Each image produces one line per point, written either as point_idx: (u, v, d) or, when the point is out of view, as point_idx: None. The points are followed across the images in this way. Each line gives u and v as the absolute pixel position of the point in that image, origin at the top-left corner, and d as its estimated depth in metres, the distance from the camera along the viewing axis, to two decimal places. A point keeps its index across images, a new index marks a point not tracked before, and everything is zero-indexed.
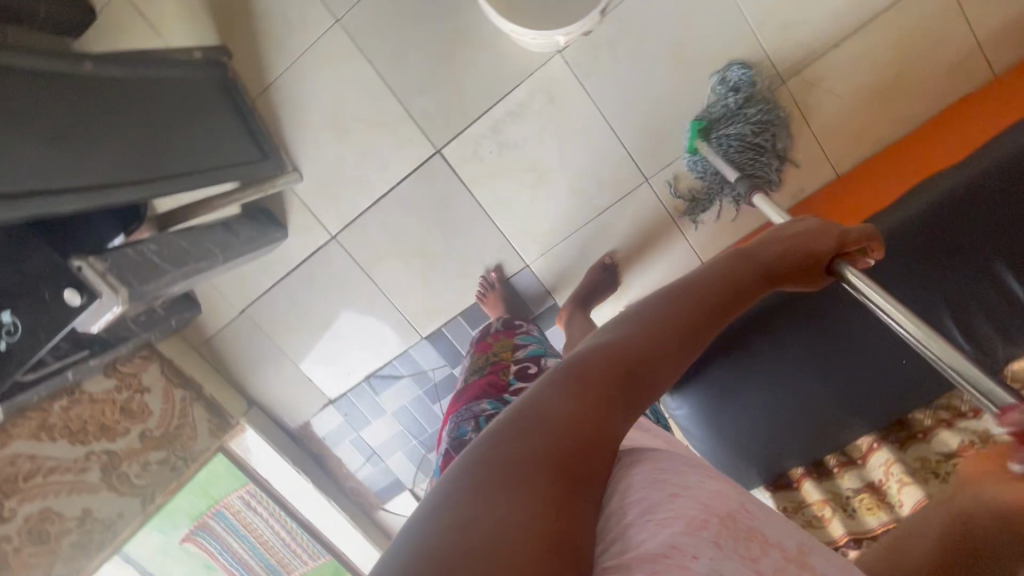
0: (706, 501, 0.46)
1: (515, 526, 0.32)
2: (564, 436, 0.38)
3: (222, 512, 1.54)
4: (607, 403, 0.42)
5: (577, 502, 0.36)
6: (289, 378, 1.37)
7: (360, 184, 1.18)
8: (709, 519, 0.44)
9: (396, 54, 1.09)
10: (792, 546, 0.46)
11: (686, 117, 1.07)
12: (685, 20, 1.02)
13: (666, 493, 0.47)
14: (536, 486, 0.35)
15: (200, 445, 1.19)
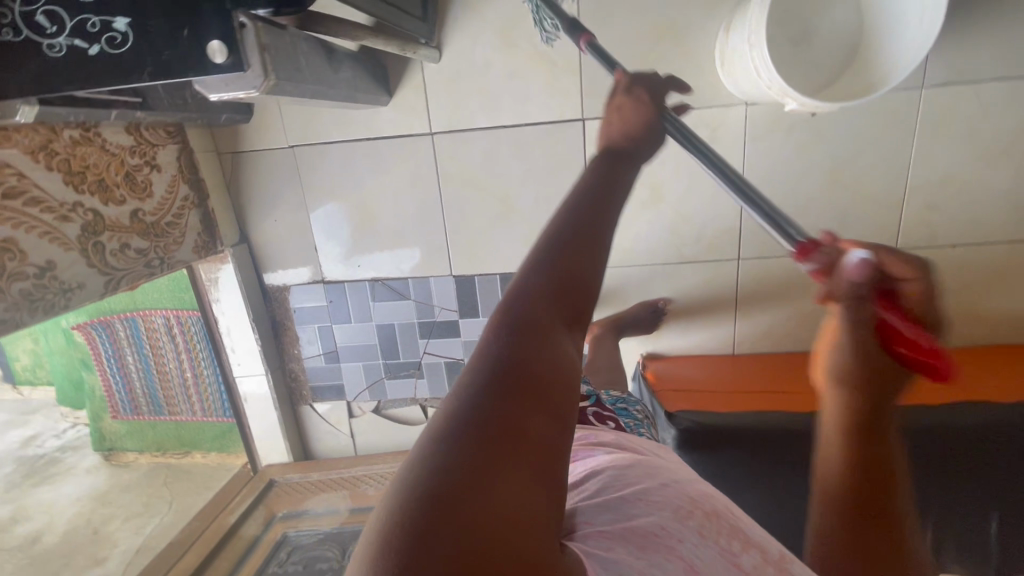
0: (692, 497, 0.55)
1: (460, 468, 0.35)
2: (494, 376, 0.41)
3: (136, 321, 1.40)
4: (536, 331, 0.45)
5: (527, 421, 0.40)
6: (294, 235, 1.24)
7: (489, 101, 1.09)
8: (694, 511, 0.52)
9: (605, 6, 1.01)
10: (775, 552, 0.54)
11: None
12: (860, 146, 1.05)
13: (661, 481, 0.57)
14: (482, 420, 0.38)
15: (181, 255, 1.05)
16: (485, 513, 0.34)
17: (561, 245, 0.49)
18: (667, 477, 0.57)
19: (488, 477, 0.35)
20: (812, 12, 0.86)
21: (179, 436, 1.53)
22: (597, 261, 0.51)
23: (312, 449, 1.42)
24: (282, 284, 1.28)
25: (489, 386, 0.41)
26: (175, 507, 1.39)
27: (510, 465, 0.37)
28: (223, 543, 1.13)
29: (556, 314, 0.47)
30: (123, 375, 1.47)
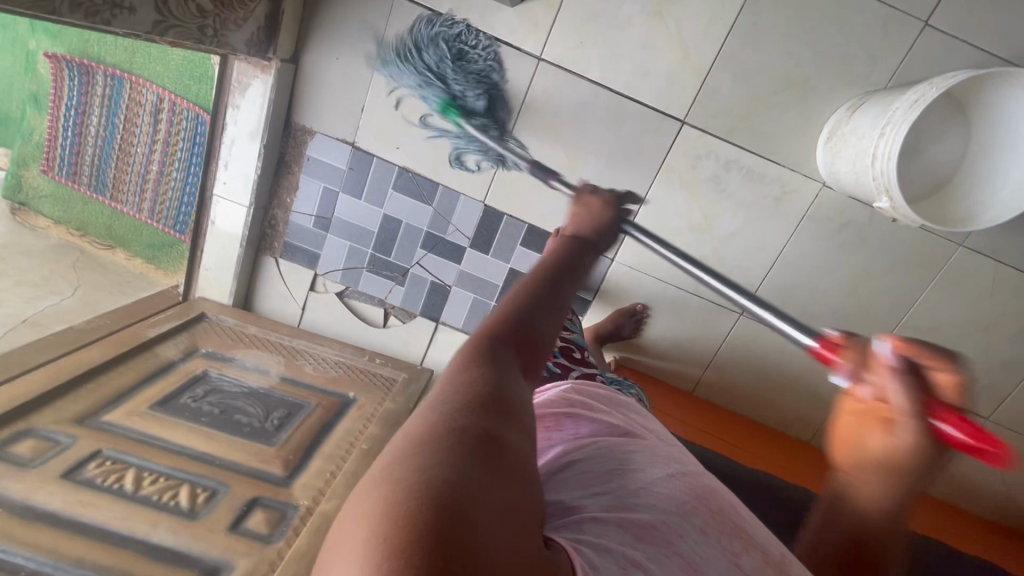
0: (696, 493, 0.53)
1: (435, 456, 0.36)
2: (463, 396, 0.43)
3: (122, 83, 1.22)
4: (508, 373, 0.49)
5: (508, 435, 0.41)
6: (349, 85, 1.13)
7: (609, 59, 1.05)
8: (697, 508, 0.50)
9: (757, 33, 1.01)
10: (778, 553, 0.53)
11: (490, 67, 1.08)
12: (887, 269, 1.13)
13: (665, 473, 0.54)
14: (464, 423, 0.40)
15: (235, 40, 0.92)
16: (476, 498, 0.34)
17: (523, 315, 0.57)
18: (675, 473, 0.55)
19: (467, 467, 0.36)
20: (929, 134, 0.92)
21: (108, 228, 1.35)
22: (548, 311, 0.59)
23: (254, 305, 1.32)
24: (310, 127, 1.17)
25: (459, 402, 0.43)
26: (77, 295, 1.22)
27: (492, 463, 0.38)
28: (135, 353, 1.01)
29: (512, 352, 0.52)
30: (76, 134, 1.27)
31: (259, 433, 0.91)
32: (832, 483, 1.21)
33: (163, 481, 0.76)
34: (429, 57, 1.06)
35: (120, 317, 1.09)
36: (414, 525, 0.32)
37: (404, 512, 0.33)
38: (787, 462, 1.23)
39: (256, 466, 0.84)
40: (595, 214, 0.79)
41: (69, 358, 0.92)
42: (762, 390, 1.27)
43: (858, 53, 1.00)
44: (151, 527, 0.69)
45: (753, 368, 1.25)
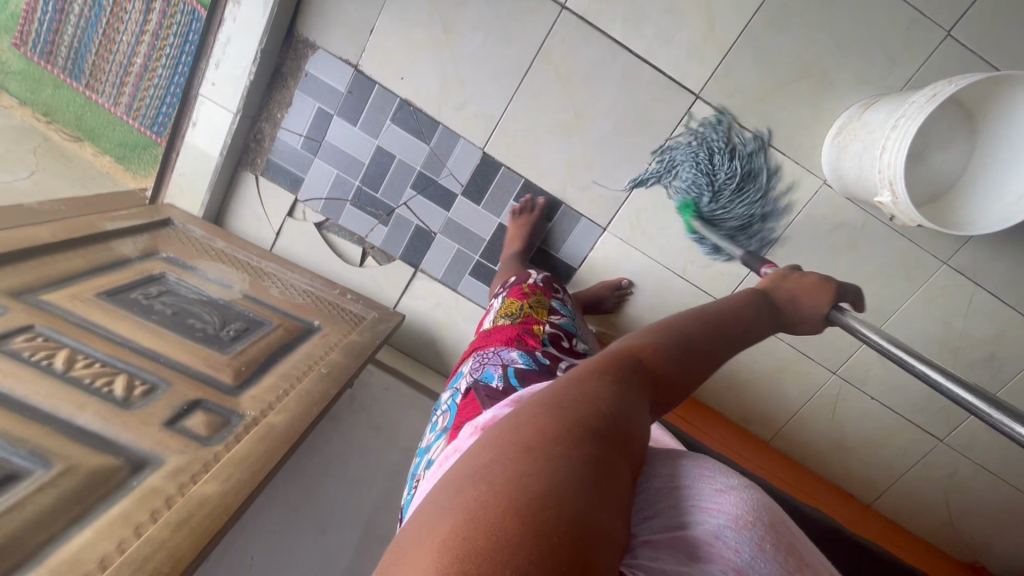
0: (754, 505, 0.44)
1: (542, 469, 0.36)
2: (587, 414, 0.42)
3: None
4: (635, 395, 0.47)
5: (620, 464, 0.40)
6: (360, 2, 1.08)
7: (634, 18, 1.03)
8: (752, 518, 0.42)
9: (786, 16, 0.99)
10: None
11: (742, 153, 1.08)
12: (871, 278, 1.14)
13: (715, 486, 0.46)
14: (580, 437, 0.40)
15: None
16: (584, 523, 0.34)
17: (675, 349, 0.54)
18: (718, 480, 0.47)
19: (573, 491, 0.35)
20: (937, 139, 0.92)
21: (82, 120, 1.27)
22: (699, 350, 0.56)
23: (226, 223, 1.25)
24: (313, 40, 1.10)
25: (579, 413, 0.42)
26: (33, 179, 1.13)
27: (600, 489, 0.37)
28: (89, 241, 0.93)
29: (645, 376, 0.50)
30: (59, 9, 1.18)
31: (212, 340, 0.85)
32: (786, 481, 1.23)
33: (98, 367, 0.70)
34: (727, 158, 1.07)
35: (78, 207, 1.01)
36: (521, 533, 0.32)
37: (497, 512, 0.33)
38: (746, 456, 1.24)
39: (204, 370, 0.78)
40: (806, 290, 0.77)
41: (12, 231, 0.84)
42: (731, 383, 1.27)
43: (878, 53, 1.00)
44: (78, 409, 0.63)
45: (725, 359, 1.25)
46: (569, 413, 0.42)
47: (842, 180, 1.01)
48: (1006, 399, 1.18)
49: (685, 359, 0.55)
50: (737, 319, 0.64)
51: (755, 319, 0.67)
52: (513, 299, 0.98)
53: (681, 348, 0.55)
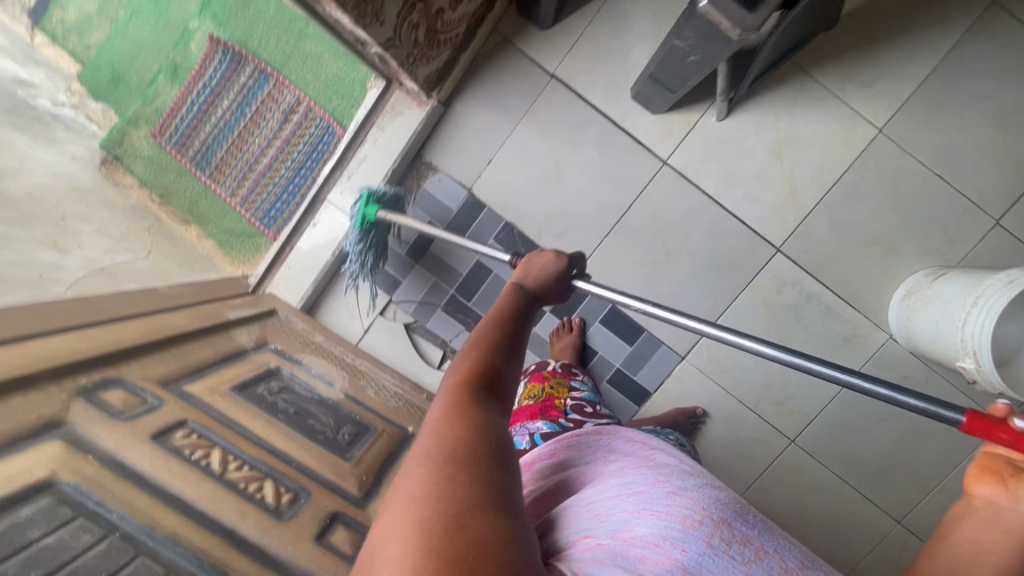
0: (701, 507, 0.45)
1: (438, 512, 0.40)
2: (438, 457, 0.45)
3: (269, 79, 1.28)
4: (483, 407, 0.52)
5: (496, 470, 0.44)
6: (484, 138, 1.22)
7: (726, 180, 1.17)
8: (701, 521, 0.44)
9: (858, 193, 1.15)
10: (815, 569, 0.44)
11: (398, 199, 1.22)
12: (933, 431, 1.20)
13: (665, 492, 0.47)
14: (451, 465, 0.44)
15: (422, 72, 1.00)
16: (479, 536, 0.38)
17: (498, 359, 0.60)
18: (673, 487, 0.48)
19: (465, 516, 0.39)
20: None
21: (195, 207, 1.34)
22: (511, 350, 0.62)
23: (317, 315, 1.29)
24: (436, 164, 1.23)
25: (444, 444, 0.46)
26: (150, 258, 1.18)
27: (484, 501, 0.41)
28: (214, 329, 0.96)
29: (483, 386, 0.55)
30: (204, 109, 1.31)
31: (332, 444, 0.86)
32: None
33: (247, 469, 0.70)
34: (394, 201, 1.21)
35: (198, 292, 1.06)
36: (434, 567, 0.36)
37: None
38: None
39: (333, 478, 0.79)
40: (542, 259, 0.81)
41: (158, 318, 0.89)
42: (800, 527, 1.25)
43: (942, 232, 1.14)
44: (240, 517, 0.63)
45: (793, 499, 1.25)
46: (440, 446, 0.46)
47: (914, 341, 1.10)
48: None
49: (498, 361, 0.60)
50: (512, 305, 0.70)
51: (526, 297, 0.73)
52: (534, 385, 0.86)
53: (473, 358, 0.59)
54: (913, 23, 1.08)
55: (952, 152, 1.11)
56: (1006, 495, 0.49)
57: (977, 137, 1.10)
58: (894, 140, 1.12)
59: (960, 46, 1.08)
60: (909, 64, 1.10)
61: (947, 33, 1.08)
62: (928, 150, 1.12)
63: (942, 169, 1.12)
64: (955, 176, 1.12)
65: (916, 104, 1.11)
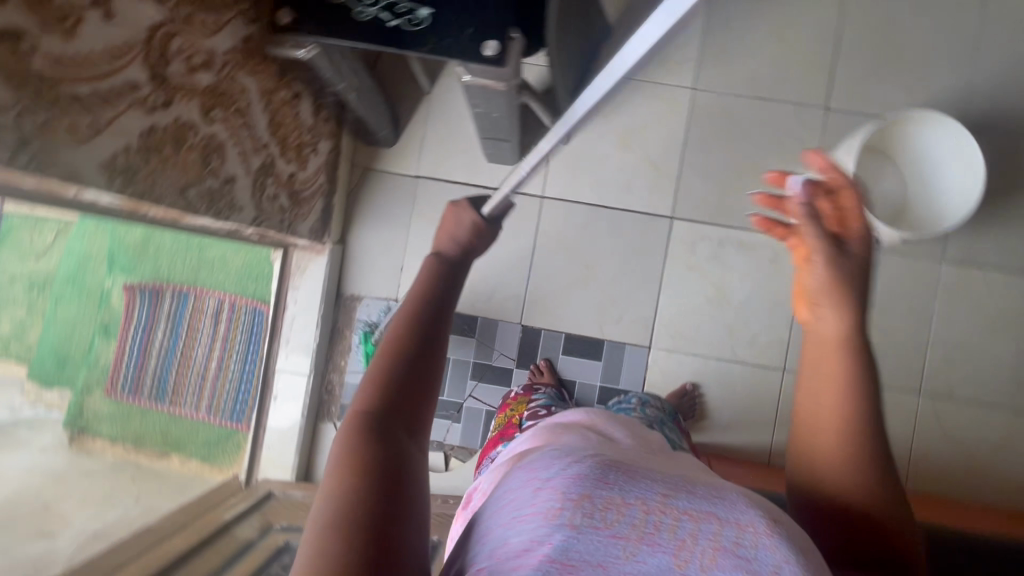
0: (563, 487, 0.42)
1: None
2: (328, 526, 0.41)
3: (189, 297, 1.40)
4: (384, 444, 0.48)
5: (389, 529, 0.41)
6: (387, 252, 1.33)
7: (599, 185, 1.29)
8: (561, 505, 0.40)
9: (706, 142, 1.28)
10: (697, 500, 0.41)
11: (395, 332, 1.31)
12: (889, 298, 1.26)
13: (530, 488, 0.43)
14: (338, 537, 0.40)
15: (301, 227, 1.12)
16: None
17: (402, 377, 0.54)
18: (534, 478, 0.44)
19: None
20: (871, 177, 1.13)
21: (182, 445, 1.37)
22: (419, 357, 0.56)
23: (314, 477, 1.30)
24: (357, 293, 1.32)
25: (334, 510, 0.42)
26: (138, 504, 1.19)
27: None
28: (214, 536, 0.98)
29: (385, 417, 0.51)
30: (143, 348, 1.38)
31: None
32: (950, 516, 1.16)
33: None
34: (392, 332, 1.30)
35: (190, 511, 1.07)
36: None
37: None
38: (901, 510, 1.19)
39: None
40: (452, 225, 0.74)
41: (154, 552, 0.90)
42: None
43: (789, 138, 1.27)
44: None
45: None
46: (332, 509, 0.42)
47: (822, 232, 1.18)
48: None
49: (410, 375, 0.55)
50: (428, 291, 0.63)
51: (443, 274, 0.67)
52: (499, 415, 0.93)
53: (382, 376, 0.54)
54: None
55: (756, 76, 1.28)
56: (816, 314, 0.53)
57: (767, 58, 1.27)
58: (708, 90, 1.28)
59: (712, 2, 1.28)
60: (683, 32, 1.28)
61: None
62: (737, 85, 1.28)
63: (757, 92, 1.27)
64: (771, 92, 1.27)
65: (707, 57, 1.28)
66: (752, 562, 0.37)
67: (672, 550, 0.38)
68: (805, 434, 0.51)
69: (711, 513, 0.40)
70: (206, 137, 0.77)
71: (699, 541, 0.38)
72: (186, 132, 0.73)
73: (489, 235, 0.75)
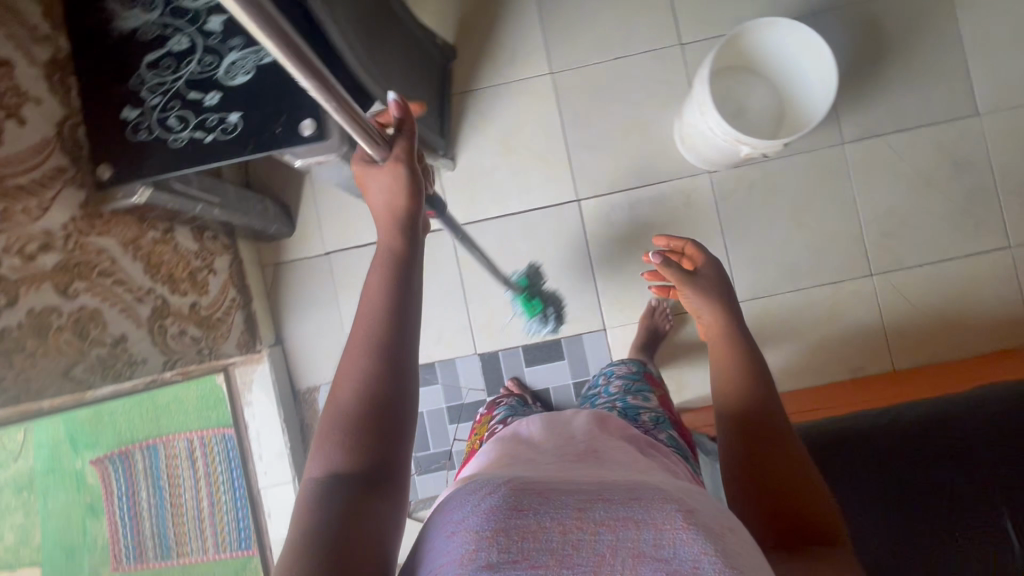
0: (478, 529, 0.46)
1: None
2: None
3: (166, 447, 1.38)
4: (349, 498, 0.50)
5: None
6: (326, 333, 1.32)
7: (499, 196, 1.29)
8: (477, 549, 0.44)
9: (583, 118, 1.28)
10: (579, 507, 0.47)
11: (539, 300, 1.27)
12: (808, 196, 1.26)
13: (447, 534, 0.47)
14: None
15: (226, 348, 1.12)
16: None
17: (365, 416, 0.53)
18: (449, 527, 0.48)
19: None
20: (739, 95, 1.13)
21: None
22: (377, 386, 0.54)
23: None
24: (313, 384, 1.31)
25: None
26: None
27: None
28: None
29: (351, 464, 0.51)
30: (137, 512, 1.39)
31: None
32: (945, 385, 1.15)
33: None
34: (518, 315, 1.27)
35: None
36: None
37: None
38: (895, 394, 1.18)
39: None
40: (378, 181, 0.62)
41: None
42: (811, 351, 1.25)
43: (658, 84, 1.27)
44: None
45: (787, 337, 1.26)
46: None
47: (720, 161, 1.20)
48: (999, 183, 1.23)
49: (371, 412, 0.53)
50: (380, 312, 0.56)
51: (393, 282, 0.58)
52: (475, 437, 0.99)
53: (343, 424, 0.53)
54: (496, 5, 1.29)
55: (606, 37, 1.28)
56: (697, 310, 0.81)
57: (609, 17, 1.27)
58: (566, 68, 1.28)
59: None
60: (523, 23, 1.29)
61: None
62: (591, 52, 1.28)
63: (612, 51, 1.27)
64: (625, 47, 1.27)
65: (553, 38, 1.28)
66: (669, 559, 0.43)
67: (592, 565, 0.43)
68: (717, 393, 0.73)
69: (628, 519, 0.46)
70: (74, 312, 0.77)
71: (617, 549, 0.44)
72: (47, 317, 0.72)
73: (410, 192, 0.60)
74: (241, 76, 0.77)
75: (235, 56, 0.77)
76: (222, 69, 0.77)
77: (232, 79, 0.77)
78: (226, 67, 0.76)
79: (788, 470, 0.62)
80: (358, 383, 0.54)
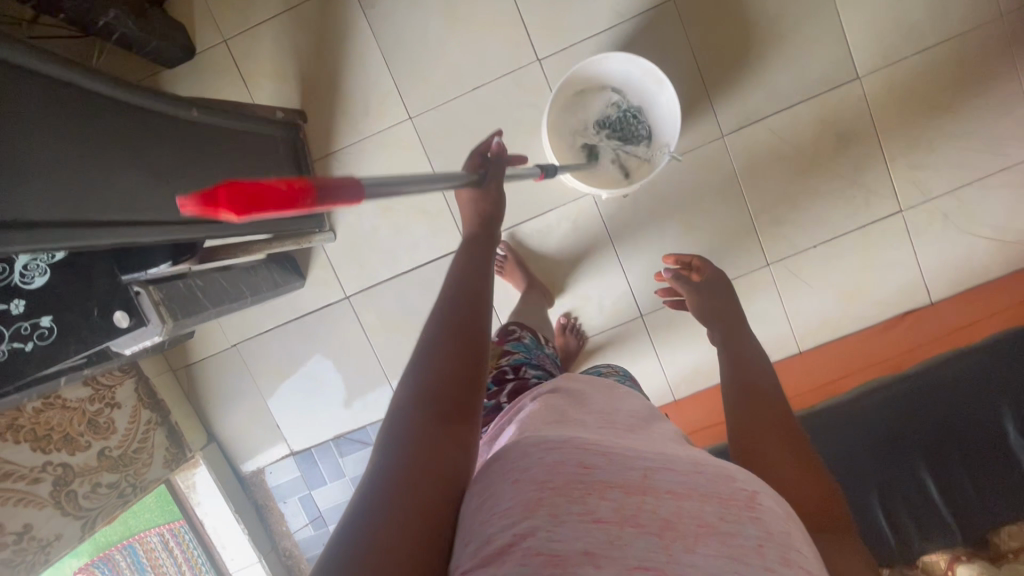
0: (542, 477, 0.47)
1: (411, 473, 0.49)
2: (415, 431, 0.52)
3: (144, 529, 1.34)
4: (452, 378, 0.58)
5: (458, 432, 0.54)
6: (257, 419, 1.35)
7: (387, 257, 1.26)
8: (543, 496, 0.45)
9: (453, 159, 1.22)
10: (636, 475, 0.49)
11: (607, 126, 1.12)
12: (696, 197, 1.23)
13: (510, 480, 0.47)
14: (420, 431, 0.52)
15: (153, 473, 1.16)
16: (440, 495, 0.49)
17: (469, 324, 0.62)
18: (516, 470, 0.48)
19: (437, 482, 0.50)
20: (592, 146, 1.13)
21: None
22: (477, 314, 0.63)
23: None
24: (258, 468, 1.37)
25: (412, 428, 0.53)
26: None
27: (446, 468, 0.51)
28: None
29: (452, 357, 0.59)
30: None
31: None
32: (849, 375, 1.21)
33: None
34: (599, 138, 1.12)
35: None
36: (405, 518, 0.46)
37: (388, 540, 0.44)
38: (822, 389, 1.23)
39: None
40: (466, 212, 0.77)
41: None
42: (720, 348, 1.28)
43: (524, 108, 1.19)
44: None
45: (694, 338, 1.28)
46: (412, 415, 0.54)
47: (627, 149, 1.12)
48: (887, 147, 1.19)
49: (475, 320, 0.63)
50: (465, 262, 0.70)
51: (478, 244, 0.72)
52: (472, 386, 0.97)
53: (444, 323, 0.62)
54: (335, 55, 1.19)
55: (458, 68, 1.18)
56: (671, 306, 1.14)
57: (457, 45, 1.18)
58: (423, 110, 1.20)
59: (373, 24, 1.18)
60: (368, 70, 1.19)
61: (358, 30, 1.18)
62: (446, 87, 1.19)
63: (467, 82, 1.19)
64: (480, 75, 1.18)
65: (404, 79, 1.19)
66: (735, 535, 0.45)
67: (657, 530, 0.45)
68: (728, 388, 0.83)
69: (686, 489, 0.49)
70: None
71: (682, 518, 0.46)
72: None
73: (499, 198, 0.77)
74: (39, 278, 0.74)
75: (24, 258, 0.73)
76: (15, 273, 0.73)
77: (31, 282, 0.74)
78: (17, 272, 0.73)
79: (787, 451, 0.71)
80: (445, 321, 0.62)
